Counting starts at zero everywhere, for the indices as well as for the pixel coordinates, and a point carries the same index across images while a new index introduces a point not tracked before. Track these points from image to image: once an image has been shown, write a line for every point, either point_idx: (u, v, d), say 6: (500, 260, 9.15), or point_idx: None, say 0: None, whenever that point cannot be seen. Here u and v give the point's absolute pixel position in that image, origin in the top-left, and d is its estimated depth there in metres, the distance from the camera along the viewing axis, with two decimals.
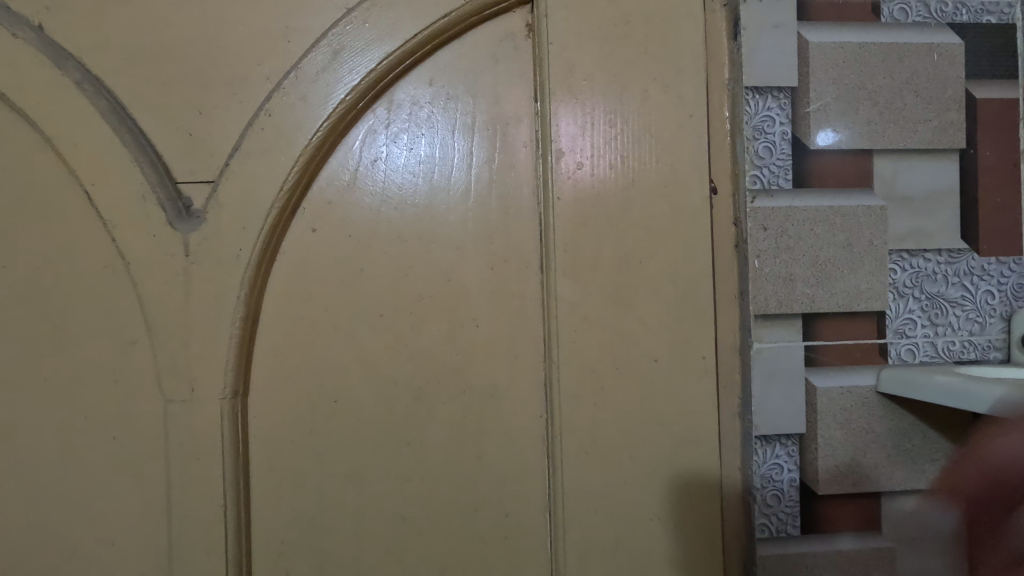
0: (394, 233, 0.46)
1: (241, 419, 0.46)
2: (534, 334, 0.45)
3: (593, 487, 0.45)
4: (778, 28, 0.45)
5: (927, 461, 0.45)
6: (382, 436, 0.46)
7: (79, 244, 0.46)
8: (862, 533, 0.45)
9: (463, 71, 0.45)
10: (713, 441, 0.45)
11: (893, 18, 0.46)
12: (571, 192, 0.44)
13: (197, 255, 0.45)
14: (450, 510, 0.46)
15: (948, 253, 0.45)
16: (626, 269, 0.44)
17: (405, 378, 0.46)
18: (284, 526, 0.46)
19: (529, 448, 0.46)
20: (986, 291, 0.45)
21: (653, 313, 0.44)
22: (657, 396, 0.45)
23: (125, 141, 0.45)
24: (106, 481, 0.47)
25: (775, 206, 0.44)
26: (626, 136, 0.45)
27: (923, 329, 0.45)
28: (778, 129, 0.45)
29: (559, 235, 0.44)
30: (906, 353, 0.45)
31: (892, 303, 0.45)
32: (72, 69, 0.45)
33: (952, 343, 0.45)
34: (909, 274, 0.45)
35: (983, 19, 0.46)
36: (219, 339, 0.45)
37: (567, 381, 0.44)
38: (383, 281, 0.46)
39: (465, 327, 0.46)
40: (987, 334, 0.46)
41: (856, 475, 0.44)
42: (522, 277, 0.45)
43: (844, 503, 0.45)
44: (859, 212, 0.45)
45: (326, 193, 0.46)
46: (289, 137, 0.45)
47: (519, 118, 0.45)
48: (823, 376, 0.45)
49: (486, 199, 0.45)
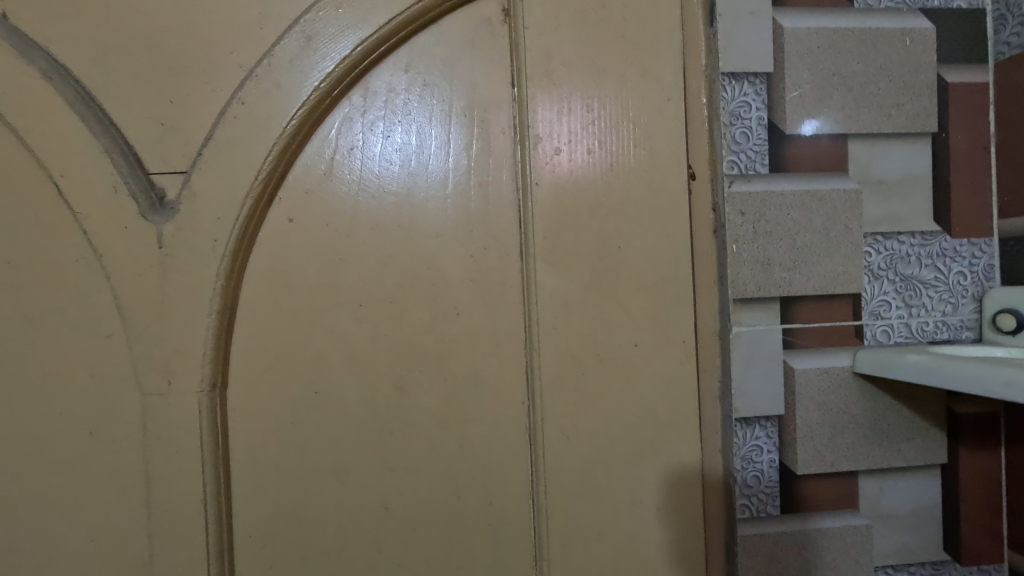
0: (373, 223, 0.45)
1: (220, 412, 0.46)
2: (515, 322, 0.45)
3: (575, 472, 0.45)
4: (753, 14, 0.45)
5: (902, 439, 0.45)
6: (364, 426, 0.46)
7: (49, 237, 0.45)
8: (840, 511, 0.46)
9: (440, 57, 0.45)
10: (693, 425, 0.45)
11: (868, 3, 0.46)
12: (549, 179, 0.44)
13: (171, 247, 0.45)
14: (434, 499, 0.46)
15: (922, 236, 0.46)
16: (605, 255, 0.45)
17: (386, 368, 0.46)
18: (267, 518, 0.46)
19: (511, 435, 0.46)
20: (958, 273, 0.46)
21: (632, 298, 0.45)
22: (637, 381, 0.45)
23: (95, 131, 0.44)
24: (82, 478, 0.46)
25: (752, 191, 0.45)
26: (604, 123, 0.45)
27: (898, 311, 0.46)
28: (754, 114, 0.46)
29: (539, 222, 0.45)
30: (881, 334, 0.46)
31: (867, 286, 0.46)
32: (37, 57, 0.44)
33: (926, 324, 0.46)
34: (884, 256, 0.46)
35: (954, 4, 0.47)
36: (196, 332, 0.45)
37: (548, 367, 0.45)
38: (362, 271, 0.45)
39: (446, 315, 0.45)
40: (959, 314, 0.46)
41: (834, 455, 0.45)
42: (501, 265, 0.45)
43: (823, 482, 0.46)
44: (835, 196, 0.45)
45: (303, 182, 0.45)
46: (264, 126, 0.44)
47: (497, 104, 0.45)
48: (801, 358, 0.45)
49: (465, 186, 0.45)
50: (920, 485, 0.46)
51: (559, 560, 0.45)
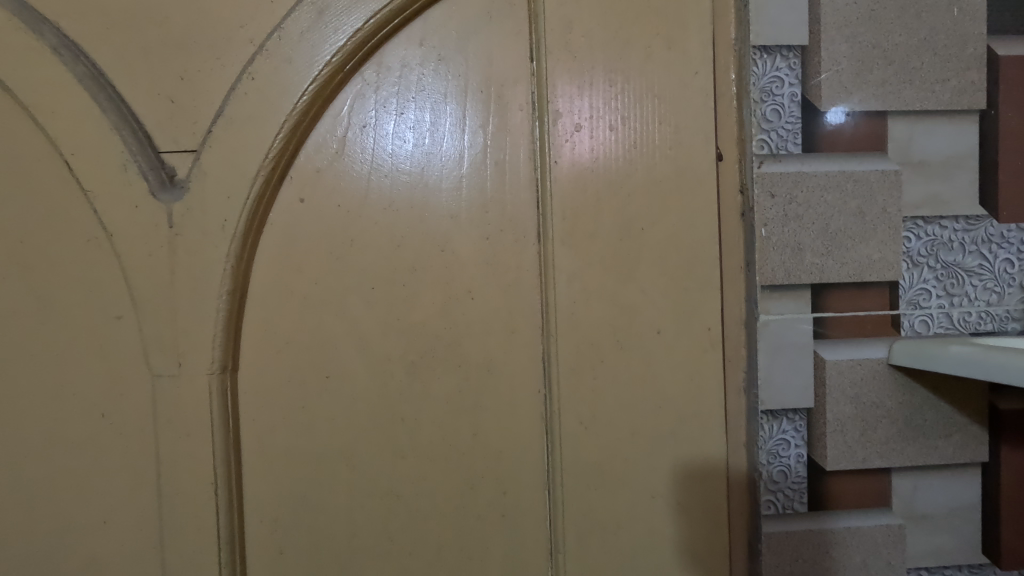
0: (386, 203, 0.44)
1: (229, 395, 0.45)
2: (531, 307, 0.44)
3: (591, 463, 0.44)
4: None
5: (941, 436, 0.43)
6: (376, 413, 0.45)
7: (61, 216, 0.45)
8: (871, 510, 0.44)
9: (455, 30, 0.43)
10: (717, 418, 0.43)
11: None
12: (570, 156, 0.43)
13: (182, 227, 0.44)
14: (446, 488, 0.45)
15: (966, 220, 0.43)
16: (626, 238, 0.43)
17: (397, 353, 0.45)
18: (278, 504, 0.46)
19: (526, 424, 0.44)
20: (1005, 260, 0.43)
21: (653, 284, 0.43)
22: (658, 369, 0.43)
23: (104, 108, 0.44)
24: (93, 459, 0.46)
25: (783, 171, 0.42)
26: (626, 99, 0.43)
27: (938, 300, 0.43)
28: (786, 90, 0.43)
29: (557, 203, 0.43)
30: (919, 325, 0.43)
31: (905, 273, 0.43)
32: (47, 33, 0.44)
33: (969, 314, 0.44)
34: (924, 242, 0.43)
35: None
36: (205, 314, 0.44)
37: (564, 354, 0.43)
38: (375, 253, 0.44)
39: (460, 300, 0.44)
40: (1005, 304, 0.44)
41: (866, 451, 0.43)
42: (518, 247, 0.44)
43: (854, 479, 0.44)
44: (872, 178, 0.42)
45: (314, 161, 0.44)
46: (275, 101, 0.43)
47: (516, 80, 0.43)
48: (833, 349, 0.43)
49: (481, 165, 0.43)
50: (958, 485, 0.44)
51: (573, 553, 0.44)
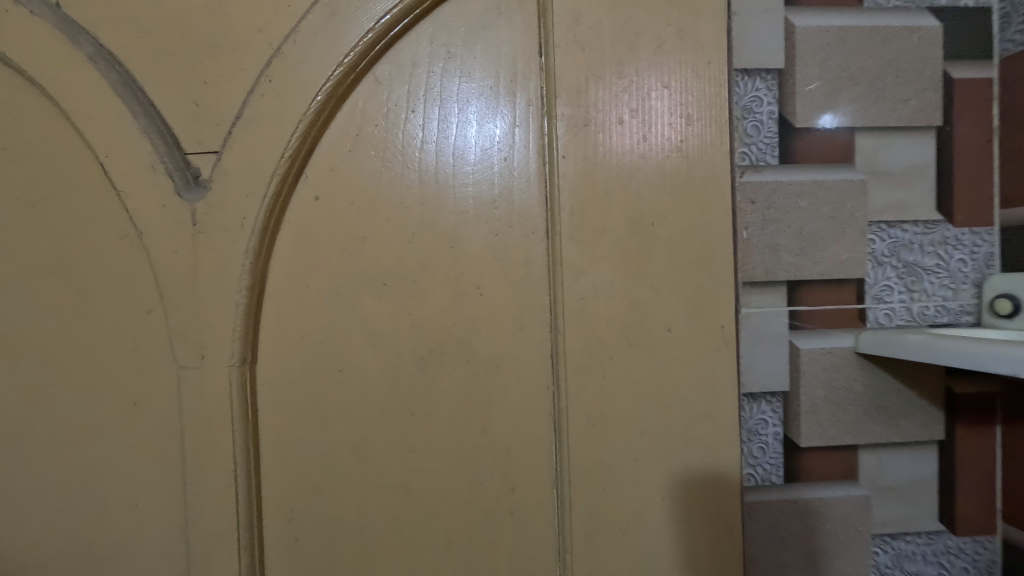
0: (396, 200, 0.49)
1: (248, 386, 0.50)
2: (536, 300, 0.49)
3: (582, 444, 0.48)
4: (767, 12, 0.48)
5: (902, 416, 0.48)
6: (392, 398, 0.50)
7: (102, 216, 0.50)
8: (841, 482, 0.49)
9: (464, 26, 0.48)
10: (693, 404, 0.48)
11: (877, 2, 0.49)
12: (578, 145, 0.47)
13: (203, 224, 0.49)
14: (450, 467, 0.50)
15: (925, 224, 0.49)
16: (619, 239, 0.48)
17: (408, 344, 0.50)
18: (298, 482, 0.51)
19: (528, 409, 0.49)
20: (959, 260, 0.49)
21: (632, 284, 0.47)
22: (656, 359, 0.48)
23: (135, 113, 0.49)
24: (123, 439, 0.51)
25: (761, 181, 0.48)
26: (636, 88, 0.47)
27: (900, 296, 0.49)
28: (765, 108, 0.49)
29: (565, 200, 0.48)
30: (883, 317, 0.49)
31: (871, 271, 0.49)
32: (92, 52, 0.49)
33: (927, 308, 0.49)
34: (888, 243, 0.49)
35: (960, 4, 0.49)
36: (224, 309, 0.49)
37: (570, 348, 0.48)
38: (391, 253, 0.49)
39: (469, 296, 0.49)
40: (959, 299, 0.49)
41: (836, 429, 0.48)
42: (528, 244, 0.49)
43: (824, 455, 0.49)
44: (843, 185, 0.48)
45: (328, 160, 0.49)
46: (291, 101, 0.48)
47: (527, 74, 0.48)
48: (806, 338, 0.48)
49: (493, 158, 0.48)
50: (919, 461, 0.49)
51: (559, 526, 0.49)
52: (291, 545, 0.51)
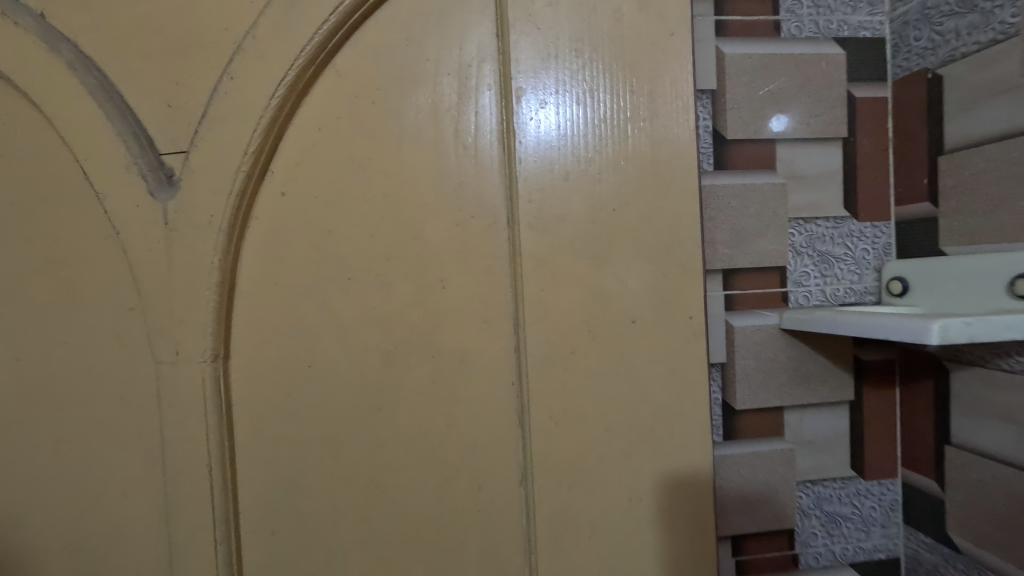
0: (363, 194, 0.52)
1: (221, 381, 0.53)
2: (498, 293, 0.52)
3: (541, 426, 0.52)
4: (702, 41, 0.56)
5: (819, 381, 0.57)
6: (364, 388, 0.53)
7: (84, 219, 0.54)
8: (770, 438, 0.58)
9: (424, 13, 0.51)
10: (647, 386, 0.52)
11: (793, 33, 0.57)
12: (529, 127, 0.51)
13: (175, 223, 0.52)
14: (414, 454, 0.53)
15: (834, 220, 0.58)
16: (576, 231, 0.51)
17: (375, 340, 0.53)
18: (274, 473, 0.53)
19: (492, 396, 0.53)
20: (863, 249, 0.58)
21: (583, 278, 0.51)
22: (612, 345, 0.52)
23: (111, 116, 0.52)
24: (107, 430, 0.55)
25: (716, 184, 0.56)
26: (590, 69, 0.51)
27: (816, 280, 0.58)
28: (702, 122, 0.57)
29: (523, 186, 0.51)
30: (802, 298, 0.58)
31: (791, 260, 0.58)
32: (71, 59, 0.52)
33: (838, 289, 0.58)
34: (805, 236, 0.58)
35: (860, 34, 0.58)
36: (198, 306, 0.52)
37: (535, 336, 0.51)
38: (359, 250, 0.52)
39: (433, 289, 0.52)
40: (864, 282, 0.58)
41: (765, 393, 0.57)
42: (491, 234, 0.52)
43: (756, 416, 0.58)
44: (768, 188, 0.56)
45: (292, 156, 0.52)
46: (251, 99, 0.51)
47: (481, 59, 0.51)
48: (740, 317, 0.57)
49: (467, 140, 0.52)
50: (834, 418, 0.58)
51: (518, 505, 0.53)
52: (268, 536, 0.54)
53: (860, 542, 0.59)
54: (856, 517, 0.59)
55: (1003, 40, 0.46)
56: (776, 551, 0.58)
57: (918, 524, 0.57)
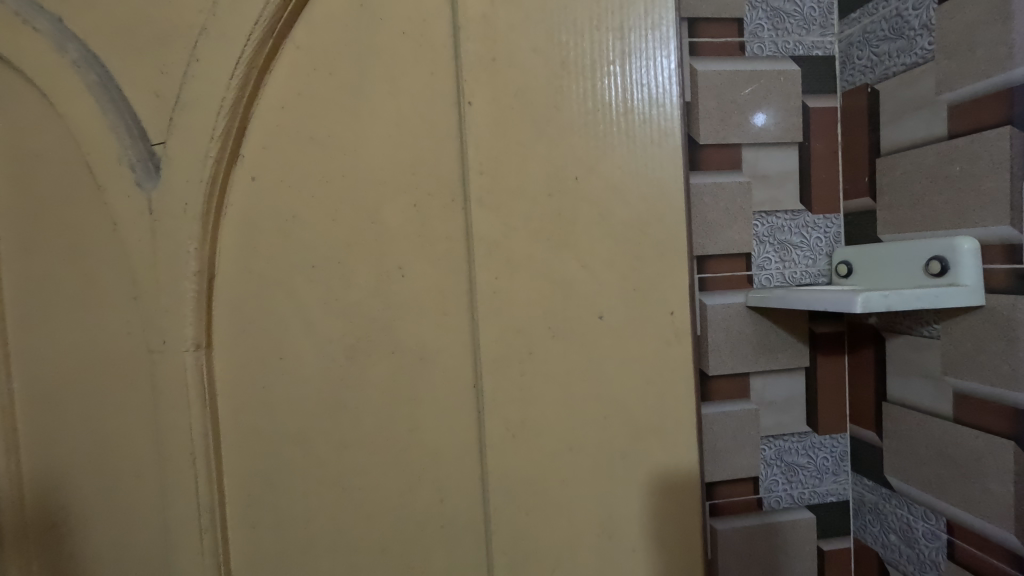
0: (322, 177, 0.53)
1: (207, 370, 0.55)
2: (458, 277, 0.55)
3: (496, 413, 0.54)
4: None
5: (780, 350, 0.67)
6: (334, 374, 0.55)
7: (81, 210, 0.55)
8: (737, 400, 0.68)
9: None
10: (605, 372, 0.55)
11: (755, 52, 0.67)
12: (489, 91, 0.52)
13: (159, 212, 0.53)
14: (382, 446, 0.56)
15: (792, 213, 0.68)
16: (530, 214, 0.53)
17: (336, 333, 0.55)
18: (244, 467, 0.56)
19: (453, 381, 0.55)
20: (817, 237, 0.68)
21: (540, 265, 0.53)
22: (579, 332, 0.54)
23: (105, 108, 0.53)
24: (106, 415, 0.57)
25: (703, 182, 0.65)
26: (552, 16, 0.52)
27: (776, 264, 0.68)
28: None
29: (474, 153, 0.53)
30: (765, 280, 0.68)
31: (756, 247, 0.67)
32: (78, 61, 0.53)
33: (795, 272, 0.68)
34: (767, 227, 0.68)
35: (814, 53, 0.67)
36: (182, 294, 0.54)
37: (489, 325, 0.54)
38: (323, 237, 0.54)
39: (392, 275, 0.54)
40: (818, 265, 0.68)
41: (733, 361, 0.67)
42: (445, 214, 0.54)
43: (727, 381, 0.68)
44: (735, 186, 0.66)
45: (259, 141, 0.53)
46: (211, 85, 0.52)
47: (436, 16, 0.53)
48: (712, 296, 0.67)
49: (417, 108, 0.53)
50: (792, 381, 0.69)
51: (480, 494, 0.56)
52: (245, 525, 0.56)
53: (815, 487, 0.70)
54: (811, 465, 0.69)
55: (923, 63, 0.56)
56: (744, 496, 0.68)
57: (862, 470, 0.67)
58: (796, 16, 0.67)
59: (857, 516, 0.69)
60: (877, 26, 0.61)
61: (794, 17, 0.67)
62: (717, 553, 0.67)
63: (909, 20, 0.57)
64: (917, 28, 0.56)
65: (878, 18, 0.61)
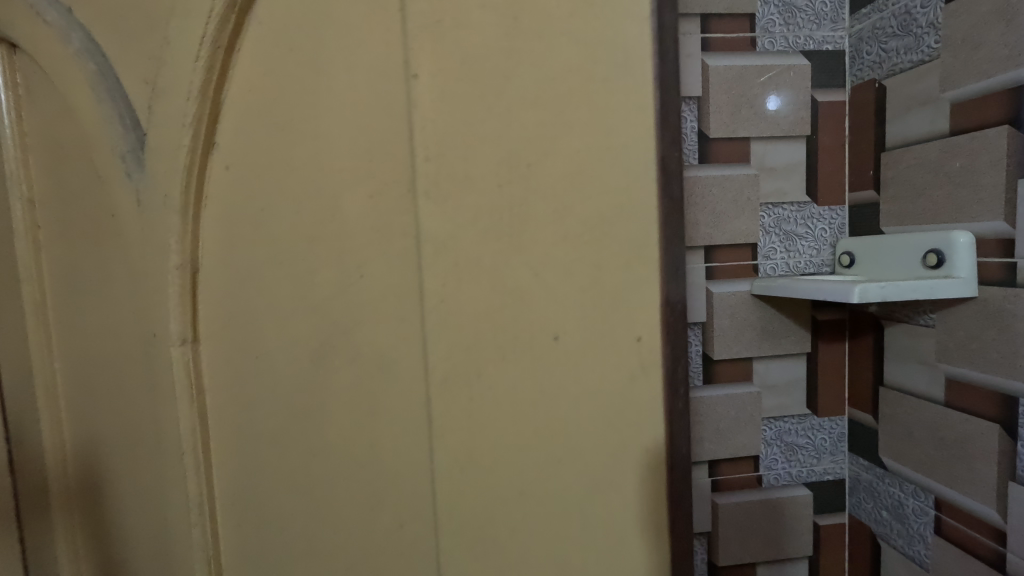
0: (286, 167, 0.48)
1: (192, 370, 0.51)
2: (412, 280, 0.48)
3: (445, 433, 0.49)
4: (690, 56, 0.67)
5: (782, 336, 0.70)
6: (298, 382, 0.50)
7: (88, 205, 0.54)
8: (739, 383, 0.71)
9: None
10: (568, 398, 0.49)
11: (766, 48, 0.68)
12: (438, 62, 0.45)
13: (144, 204, 0.50)
14: (342, 458, 0.51)
15: (798, 204, 0.70)
16: (483, 216, 0.47)
17: (301, 336, 0.50)
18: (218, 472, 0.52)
19: (410, 396, 0.50)
20: (821, 228, 0.71)
21: (496, 280, 0.48)
22: (529, 353, 0.49)
23: (101, 94, 0.51)
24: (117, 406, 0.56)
25: (693, 176, 0.68)
26: None
27: (781, 254, 0.70)
28: (689, 125, 0.69)
29: (418, 136, 0.46)
30: (770, 269, 0.70)
31: (762, 238, 0.70)
32: (80, 49, 0.51)
33: (799, 262, 0.71)
34: (773, 218, 0.70)
35: (824, 47, 0.69)
36: (164, 287, 0.50)
37: (443, 335, 0.48)
38: (293, 229, 0.49)
39: (350, 277, 0.49)
40: (822, 255, 0.71)
41: (737, 346, 0.70)
42: (399, 209, 0.48)
43: (731, 365, 0.71)
44: (743, 178, 0.68)
45: (236, 124, 0.48)
46: (182, 65, 0.47)
47: None
48: (718, 284, 0.70)
49: (366, 83, 0.47)
50: (793, 366, 0.72)
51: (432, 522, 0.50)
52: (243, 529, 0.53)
53: (813, 467, 0.73)
54: (809, 446, 0.73)
55: (928, 61, 0.58)
56: (744, 473, 0.72)
57: (858, 451, 0.71)
58: (808, 11, 0.69)
59: (851, 494, 0.73)
60: (886, 23, 0.63)
61: (805, 12, 0.69)
62: (717, 525, 0.71)
63: (917, 17, 0.59)
64: (924, 27, 0.58)
65: (888, 15, 0.63)
